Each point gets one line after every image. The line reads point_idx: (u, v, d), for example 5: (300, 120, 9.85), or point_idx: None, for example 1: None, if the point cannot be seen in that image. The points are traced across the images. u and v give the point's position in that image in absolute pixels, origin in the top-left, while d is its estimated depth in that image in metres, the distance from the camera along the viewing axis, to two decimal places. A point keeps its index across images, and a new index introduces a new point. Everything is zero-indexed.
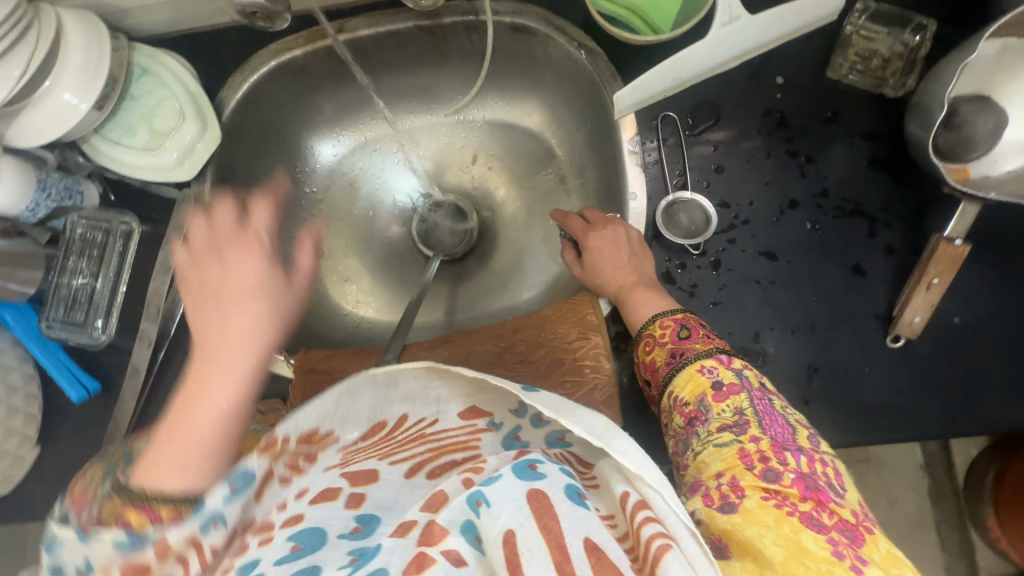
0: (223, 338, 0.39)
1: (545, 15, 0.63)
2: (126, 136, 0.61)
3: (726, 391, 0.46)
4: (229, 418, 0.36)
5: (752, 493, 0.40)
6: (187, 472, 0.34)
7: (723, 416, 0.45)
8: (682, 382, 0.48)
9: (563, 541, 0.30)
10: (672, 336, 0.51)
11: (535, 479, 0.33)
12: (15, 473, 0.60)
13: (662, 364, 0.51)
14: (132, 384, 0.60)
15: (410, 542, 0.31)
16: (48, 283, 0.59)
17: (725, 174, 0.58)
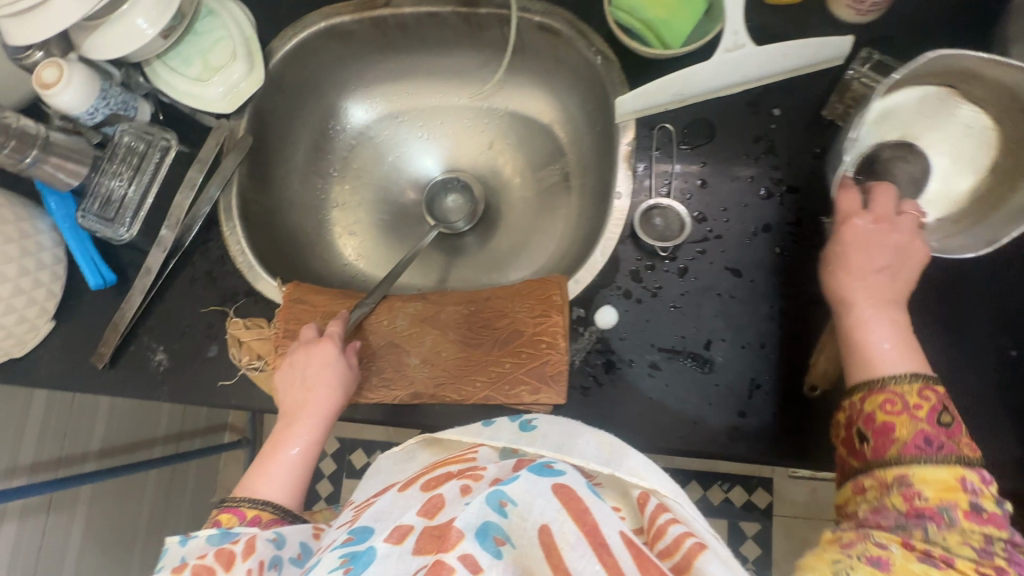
0: (301, 407, 0.57)
1: (572, 20, 0.68)
2: (183, 66, 0.69)
3: (986, 517, 0.39)
4: (301, 459, 0.56)
5: (915, 556, 0.37)
6: (274, 489, 0.54)
7: (970, 533, 0.38)
8: (931, 477, 0.40)
9: (601, 533, 0.36)
10: (934, 418, 0.42)
11: (557, 475, 0.40)
12: (29, 340, 0.68)
13: (903, 440, 0.42)
14: (141, 282, 0.67)
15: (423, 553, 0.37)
16: (91, 179, 0.66)
17: (709, 190, 0.62)
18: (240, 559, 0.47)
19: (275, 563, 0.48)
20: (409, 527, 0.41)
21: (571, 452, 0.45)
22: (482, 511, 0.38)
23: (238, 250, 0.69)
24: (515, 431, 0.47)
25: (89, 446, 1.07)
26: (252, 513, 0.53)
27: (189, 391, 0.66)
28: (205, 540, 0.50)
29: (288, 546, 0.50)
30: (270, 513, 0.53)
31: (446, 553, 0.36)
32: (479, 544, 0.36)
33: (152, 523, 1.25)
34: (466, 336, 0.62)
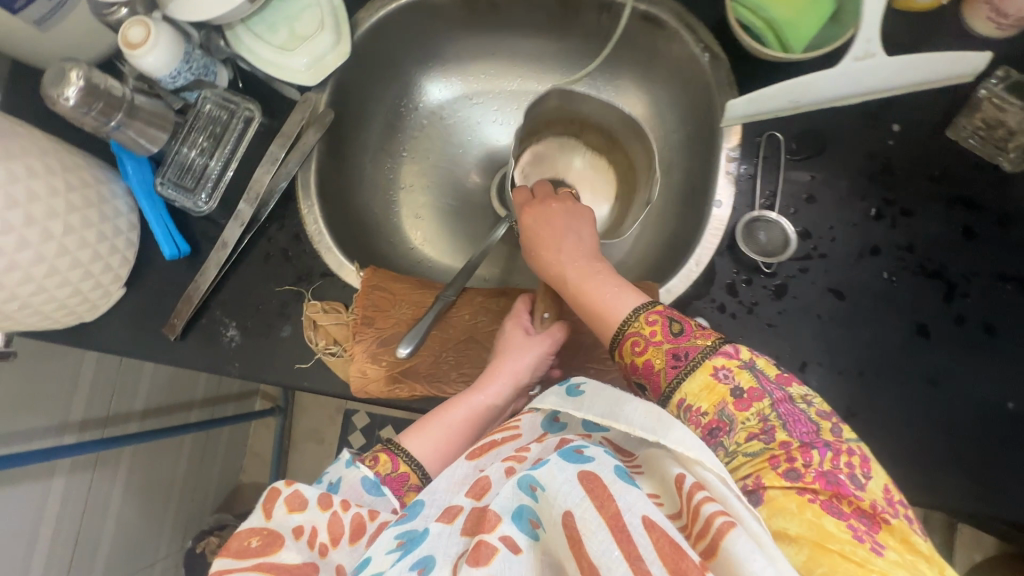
0: (492, 375, 0.56)
1: (680, 11, 0.64)
2: (268, 33, 0.67)
3: (747, 399, 0.44)
4: (468, 423, 0.55)
5: (776, 487, 0.40)
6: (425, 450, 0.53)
7: (748, 423, 0.43)
8: (697, 389, 0.45)
9: (622, 519, 0.33)
10: (665, 333, 0.48)
11: (583, 462, 0.37)
12: (100, 307, 0.67)
13: (663, 368, 0.47)
14: (217, 256, 0.65)
15: (456, 529, 0.40)
16: (170, 146, 0.65)
17: (816, 205, 0.59)
18: (347, 538, 0.44)
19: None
20: (459, 509, 0.41)
21: (617, 417, 0.43)
22: (516, 496, 0.38)
23: (316, 230, 0.67)
24: (560, 397, 0.46)
25: (133, 406, 1.07)
26: (404, 469, 0.51)
27: (260, 370, 0.65)
28: (339, 465, 0.51)
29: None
30: (417, 476, 0.52)
31: (487, 534, 0.37)
32: (515, 525, 0.37)
33: (187, 484, 1.26)
34: (550, 338, 0.61)
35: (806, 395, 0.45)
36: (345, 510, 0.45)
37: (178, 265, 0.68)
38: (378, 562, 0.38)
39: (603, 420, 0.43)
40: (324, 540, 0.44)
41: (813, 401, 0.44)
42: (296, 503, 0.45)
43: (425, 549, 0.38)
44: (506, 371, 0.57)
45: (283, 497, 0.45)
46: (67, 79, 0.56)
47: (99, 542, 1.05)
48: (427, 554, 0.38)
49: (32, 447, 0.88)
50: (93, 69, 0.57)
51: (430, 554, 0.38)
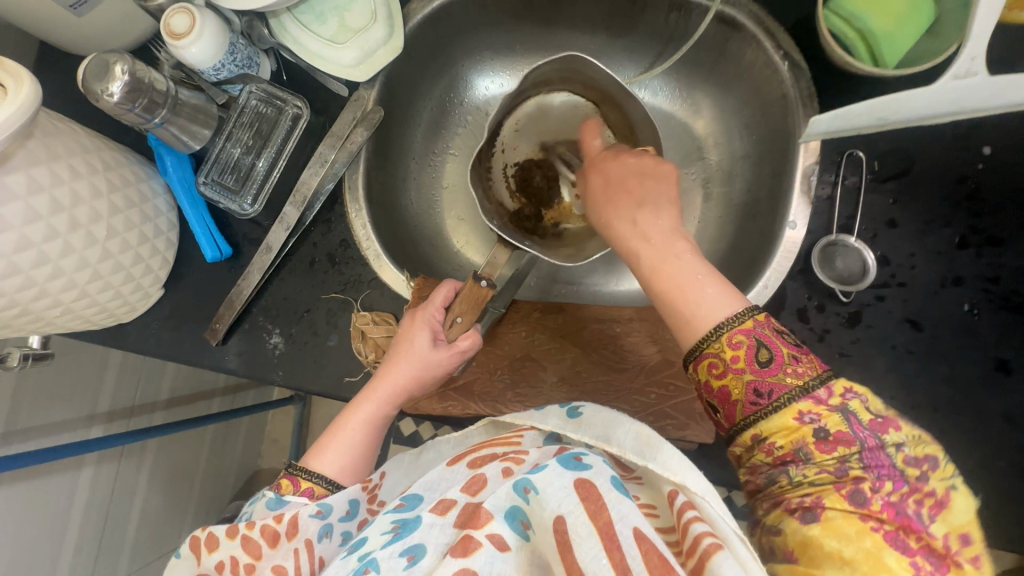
0: (386, 381, 0.54)
1: (758, 15, 0.59)
2: (316, 24, 0.62)
3: (833, 440, 0.37)
4: (370, 429, 0.53)
5: (836, 510, 0.36)
6: (332, 464, 0.51)
7: (821, 474, 0.37)
8: (774, 427, 0.39)
9: (613, 530, 0.34)
10: (749, 359, 0.40)
11: (581, 470, 0.37)
12: (141, 308, 0.64)
13: (741, 400, 0.40)
14: (262, 260, 0.62)
15: (449, 522, 0.38)
16: (213, 143, 0.62)
17: (897, 230, 0.56)
18: (268, 548, 0.43)
19: (325, 535, 0.44)
20: (452, 502, 0.39)
21: (608, 441, 0.41)
22: (508, 495, 0.37)
23: (364, 235, 0.64)
24: (560, 417, 0.45)
25: (157, 396, 1.06)
26: (306, 485, 0.49)
27: (306, 380, 0.63)
28: (264, 503, 0.48)
29: (337, 512, 0.45)
30: (324, 488, 0.50)
31: (475, 530, 0.35)
32: (506, 525, 0.35)
33: (207, 470, 1.26)
34: (612, 359, 0.58)
35: (903, 436, 0.37)
36: (251, 529, 0.44)
37: (219, 267, 0.65)
38: (371, 542, 0.37)
39: (599, 443, 0.41)
40: (245, 563, 0.43)
41: (907, 440, 0.37)
42: (212, 542, 0.44)
43: (416, 539, 0.37)
44: (400, 377, 0.53)
45: (199, 542, 0.45)
46: (112, 73, 0.52)
47: (125, 529, 1.04)
48: (417, 542, 0.36)
49: (63, 438, 0.87)
50: (136, 61, 0.53)
51: (421, 543, 0.36)
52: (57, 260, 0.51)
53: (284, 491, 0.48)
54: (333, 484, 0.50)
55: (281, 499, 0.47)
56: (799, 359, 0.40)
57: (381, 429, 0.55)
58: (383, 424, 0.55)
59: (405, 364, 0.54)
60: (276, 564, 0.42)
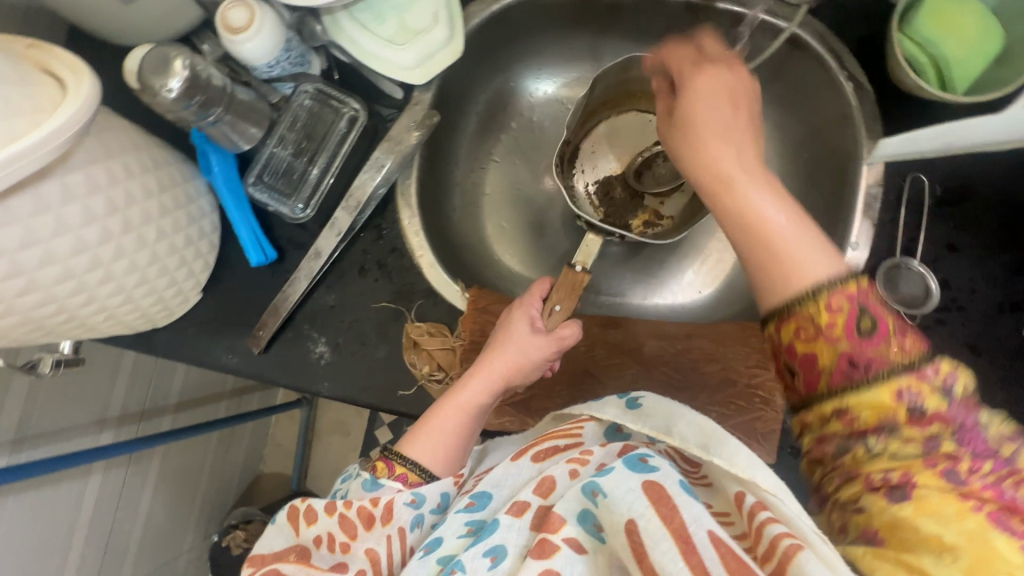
0: (484, 365, 0.53)
1: (824, 35, 0.59)
2: (375, 24, 0.60)
3: (866, 377, 0.34)
4: (467, 417, 0.52)
5: (932, 485, 0.32)
6: (430, 450, 0.50)
7: (898, 428, 0.33)
8: (868, 406, 0.34)
9: (688, 531, 0.34)
10: (847, 318, 0.35)
11: (648, 472, 0.37)
12: (179, 311, 0.61)
13: (831, 365, 0.35)
14: (310, 266, 0.60)
15: (524, 523, 0.40)
16: (263, 144, 0.60)
17: (957, 255, 0.57)
18: (362, 529, 0.45)
19: (416, 525, 0.46)
20: (525, 503, 0.41)
21: (671, 432, 0.41)
22: (579, 499, 0.39)
23: (417, 242, 0.62)
24: (619, 409, 0.46)
25: (167, 399, 1.01)
26: (401, 470, 0.49)
27: (353, 391, 0.61)
28: (359, 485, 0.47)
29: (430, 504, 0.47)
30: (419, 475, 0.49)
31: (550, 534, 0.37)
32: (580, 527, 0.38)
33: (211, 476, 1.21)
34: (674, 378, 0.58)
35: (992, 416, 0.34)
36: (348, 508, 0.45)
37: (261, 272, 0.63)
38: (451, 546, 0.42)
39: (657, 434, 0.42)
40: (342, 540, 0.44)
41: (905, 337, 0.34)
42: (310, 517, 0.45)
43: (496, 539, 0.40)
44: (500, 364, 0.53)
45: (298, 513, 0.46)
46: (171, 67, 0.49)
47: (129, 538, 1.00)
48: (499, 542, 0.39)
49: (73, 445, 0.82)
50: (195, 55, 0.51)
51: (501, 545, 0.39)
52: (109, 264, 0.48)
53: (379, 474, 0.48)
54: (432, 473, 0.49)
55: (376, 483, 0.47)
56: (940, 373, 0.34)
57: (479, 421, 0.53)
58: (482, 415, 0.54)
59: (507, 349, 0.54)
60: (369, 549, 0.44)
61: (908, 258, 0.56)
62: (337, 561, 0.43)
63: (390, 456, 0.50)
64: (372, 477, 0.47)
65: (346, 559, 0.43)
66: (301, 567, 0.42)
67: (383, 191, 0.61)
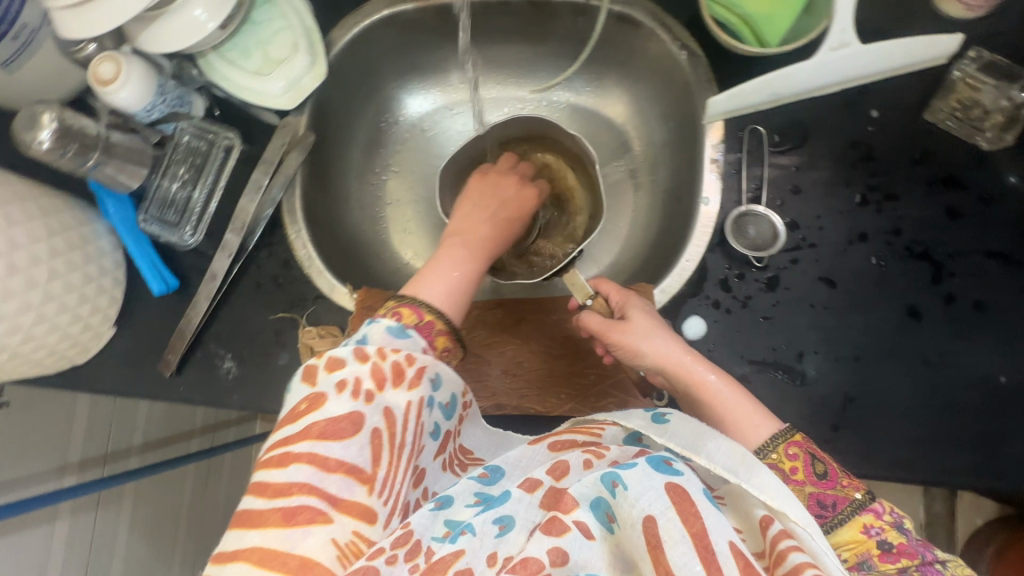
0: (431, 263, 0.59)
1: (654, 12, 0.64)
2: (242, 59, 0.65)
3: (895, 553, 0.41)
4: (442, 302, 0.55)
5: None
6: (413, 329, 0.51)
7: (795, 497, 0.45)
8: (841, 541, 0.43)
9: (709, 540, 0.33)
10: (808, 474, 0.46)
11: (673, 474, 0.36)
12: (93, 347, 0.66)
13: (807, 514, 0.45)
14: (208, 287, 0.64)
15: (535, 500, 0.39)
16: (150, 180, 0.65)
17: (802, 196, 0.59)
18: (390, 384, 0.44)
19: (430, 404, 0.47)
20: (538, 481, 0.40)
21: (697, 450, 0.41)
22: (594, 486, 0.37)
23: (305, 253, 0.66)
24: (644, 419, 0.44)
25: (132, 441, 1.06)
26: (429, 318, 0.52)
27: (261, 400, 0.64)
28: (384, 330, 0.48)
29: (442, 393, 0.48)
30: (441, 323, 0.53)
31: (562, 514, 0.36)
32: (591, 513, 0.36)
33: (191, 514, 1.24)
34: (552, 347, 0.62)
35: (949, 558, 0.41)
36: (381, 359, 0.45)
37: (167, 300, 0.67)
38: (459, 513, 0.40)
39: (686, 453, 0.41)
40: (367, 388, 0.43)
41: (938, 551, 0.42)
42: (333, 366, 0.44)
43: (506, 510, 0.38)
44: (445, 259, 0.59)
45: (318, 367, 0.44)
46: (39, 122, 0.55)
47: None
48: (507, 513, 0.38)
49: (34, 491, 0.87)
50: (65, 109, 0.56)
51: (510, 515, 0.38)
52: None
53: (405, 324, 0.50)
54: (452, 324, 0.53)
55: (405, 333, 0.49)
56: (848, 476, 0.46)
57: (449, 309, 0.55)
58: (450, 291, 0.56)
59: (501, 235, 0.65)
60: (387, 406, 0.43)
61: (754, 206, 0.60)
62: (354, 408, 0.42)
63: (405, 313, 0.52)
64: (399, 326, 0.49)
65: (366, 407, 0.42)
66: (320, 437, 0.40)
67: (270, 213, 0.66)
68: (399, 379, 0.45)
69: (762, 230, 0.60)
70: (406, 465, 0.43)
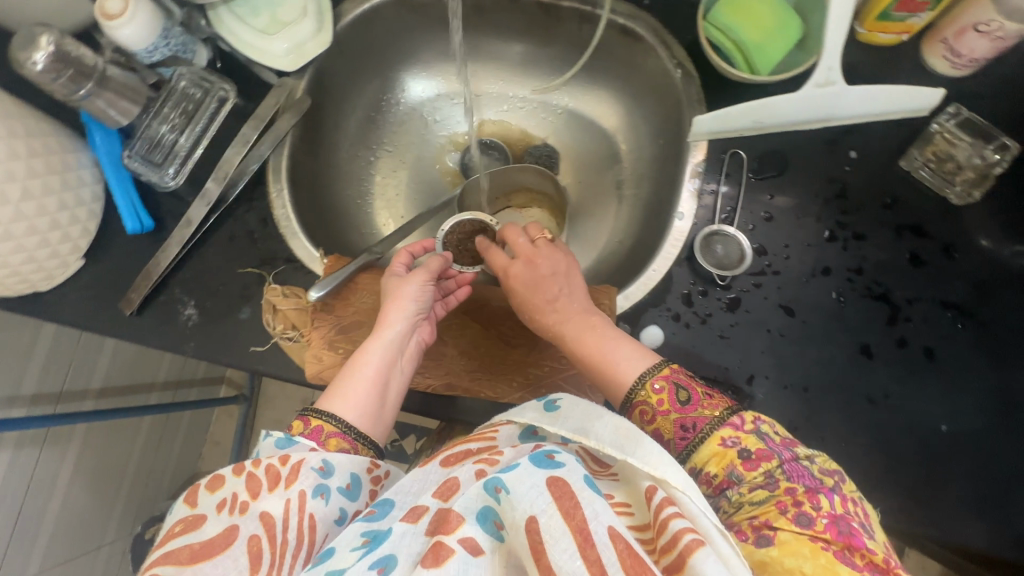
0: (371, 336, 0.55)
1: (656, 28, 0.66)
2: (250, 16, 0.67)
3: (755, 459, 0.42)
4: (375, 382, 0.53)
5: (786, 530, 0.38)
6: (347, 405, 0.52)
7: (662, 427, 0.46)
8: (705, 457, 0.44)
9: (588, 528, 0.32)
10: (671, 401, 0.46)
11: (554, 467, 0.35)
12: (59, 277, 0.66)
13: (672, 439, 0.46)
14: (180, 233, 0.64)
15: (421, 529, 0.36)
16: (140, 120, 0.65)
17: (774, 224, 0.61)
18: (267, 490, 0.42)
19: (320, 493, 0.44)
20: (424, 509, 0.38)
21: (586, 434, 0.41)
22: (480, 496, 0.36)
23: (283, 213, 0.67)
24: (537, 412, 0.44)
25: (89, 383, 1.05)
26: (317, 423, 0.50)
27: (216, 351, 0.64)
28: (273, 443, 0.47)
29: (337, 478, 0.45)
30: (334, 425, 0.50)
31: (446, 537, 0.34)
32: (478, 527, 0.35)
33: (140, 466, 1.23)
34: (508, 336, 0.62)
35: (812, 453, 0.43)
36: (257, 466, 0.43)
37: (141, 240, 0.67)
38: (342, 559, 0.36)
39: (577, 437, 0.41)
40: (243, 500, 0.41)
41: (815, 456, 0.42)
42: (215, 484, 0.42)
43: (388, 550, 0.35)
44: (391, 320, 0.55)
45: (198, 485, 0.42)
46: (37, 43, 0.55)
47: (42, 521, 1.01)
48: (389, 552, 0.35)
49: None
50: (66, 36, 0.57)
51: (391, 554, 0.35)
52: None
53: (297, 432, 0.50)
54: (352, 428, 0.51)
55: (291, 440, 0.48)
56: (715, 395, 0.47)
57: (385, 384, 0.54)
58: (388, 371, 0.54)
59: (415, 299, 0.57)
60: (265, 511, 0.41)
61: (721, 228, 0.61)
62: (230, 524, 0.40)
63: (314, 415, 0.51)
64: (285, 434, 0.48)
65: (241, 521, 0.40)
66: (190, 562, 0.38)
67: (254, 169, 0.66)
68: (276, 486, 0.42)
69: (726, 250, 0.61)
70: (297, 558, 0.40)
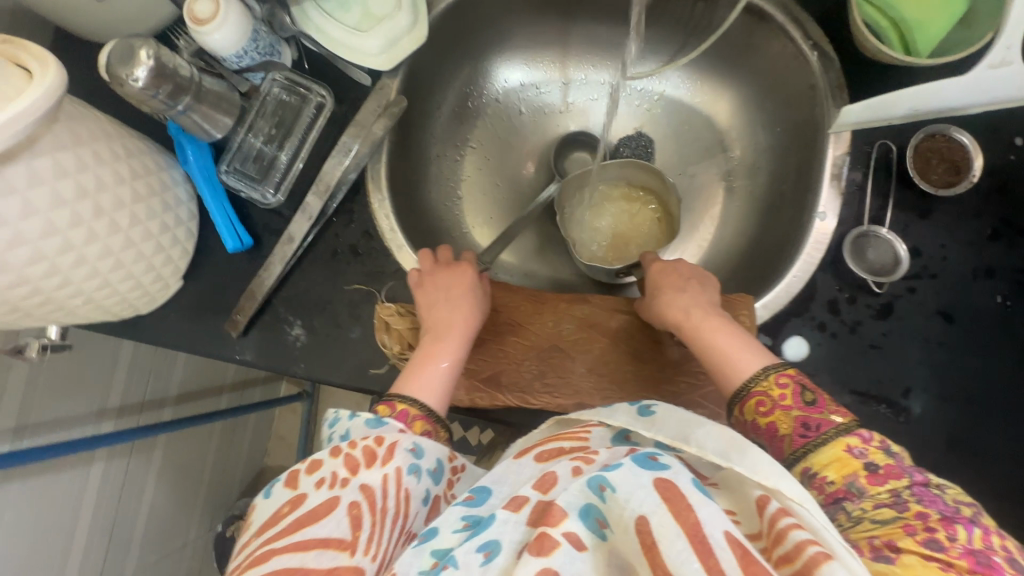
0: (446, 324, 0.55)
1: (787, 4, 0.59)
2: (340, 12, 0.62)
3: (883, 475, 0.39)
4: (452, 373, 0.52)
5: (911, 554, 0.34)
6: (431, 390, 0.50)
7: (781, 421, 0.44)
8: (826, 460, 0.41)
9: (703, 532, 0.28)
10: (795, 399, 0.44)
11: (661, 469, 0.31)
12: (160, 300, 0.63)
13: (789, 435, 0.43)
14: (284, 250, 0.61)
15: (522, 519, 0.33)
16: (237, 133, 0.62)
17: (930, 221, 0.56)
18: (365, 466, 0.40)
19: (413, 472, 0.41)
20: (525, 498, 0.34)
21: (688, 441, 0.36)
22: (582, 491, 0.32)
23: (387, 225, 0.64)
24: (630, 415, 0.39)
25: (167, 390, 1.05)
26: (401, 406, 0.48)
27: (328, 371, 0.62)
28: (362, 424, 0.44)
29: (427, 460, 0.43)
30: (419, 408, 0.48)
31: (550, 528, 0.31)
32: (581, 523, 0.31)
33: (216, 465, 1.25)
34: (642, 351, 0.58)
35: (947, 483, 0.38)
36: (353, 447, 0.41)
37: (239, 257, 0.65)
38: (445, 540, 0.34)
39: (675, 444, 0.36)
40: (343, 477, 0.39)
41: (949, 485, 0.38)
42: (313, 467, 0.40)
43: (490, 535, 0.33)
44: (461, 311, 0.56)
45: (297, 470, 0.40)
46: (136, 58, 0.51)
47: (133, 526, 1.03)
48: (494, 537, 0.33)
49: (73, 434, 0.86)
50: (162, 46, 0.52)
51: (496, 541, 0.32)
52: (80, 247, 0.50)
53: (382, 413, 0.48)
54: (434, 412, 0.49)
55: (381, 421, 0.44)
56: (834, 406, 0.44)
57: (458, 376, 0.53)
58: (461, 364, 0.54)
59: (475, 293, 0.58)
60: (365, 484, 0.39)
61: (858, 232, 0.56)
62: (332, 496, 0.38)
63: (395, 398, 0.49)
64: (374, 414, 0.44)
65: (342, 492, 0.38)
66: (296, 532, 0.36)
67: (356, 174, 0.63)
68: (372, 463, 0.40)
69: (875, 252, 0.56)
70: (397, 526, 0.39)
